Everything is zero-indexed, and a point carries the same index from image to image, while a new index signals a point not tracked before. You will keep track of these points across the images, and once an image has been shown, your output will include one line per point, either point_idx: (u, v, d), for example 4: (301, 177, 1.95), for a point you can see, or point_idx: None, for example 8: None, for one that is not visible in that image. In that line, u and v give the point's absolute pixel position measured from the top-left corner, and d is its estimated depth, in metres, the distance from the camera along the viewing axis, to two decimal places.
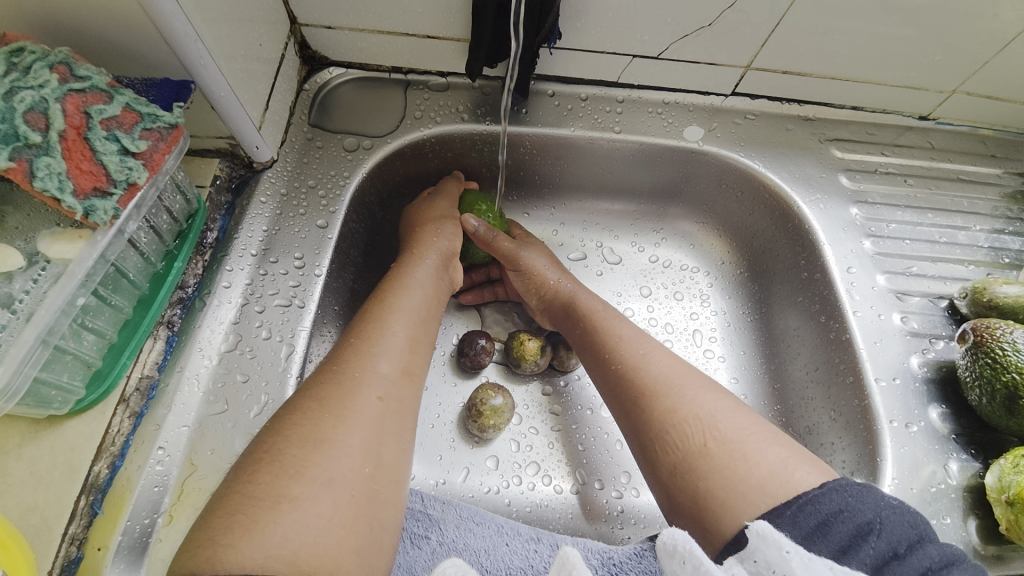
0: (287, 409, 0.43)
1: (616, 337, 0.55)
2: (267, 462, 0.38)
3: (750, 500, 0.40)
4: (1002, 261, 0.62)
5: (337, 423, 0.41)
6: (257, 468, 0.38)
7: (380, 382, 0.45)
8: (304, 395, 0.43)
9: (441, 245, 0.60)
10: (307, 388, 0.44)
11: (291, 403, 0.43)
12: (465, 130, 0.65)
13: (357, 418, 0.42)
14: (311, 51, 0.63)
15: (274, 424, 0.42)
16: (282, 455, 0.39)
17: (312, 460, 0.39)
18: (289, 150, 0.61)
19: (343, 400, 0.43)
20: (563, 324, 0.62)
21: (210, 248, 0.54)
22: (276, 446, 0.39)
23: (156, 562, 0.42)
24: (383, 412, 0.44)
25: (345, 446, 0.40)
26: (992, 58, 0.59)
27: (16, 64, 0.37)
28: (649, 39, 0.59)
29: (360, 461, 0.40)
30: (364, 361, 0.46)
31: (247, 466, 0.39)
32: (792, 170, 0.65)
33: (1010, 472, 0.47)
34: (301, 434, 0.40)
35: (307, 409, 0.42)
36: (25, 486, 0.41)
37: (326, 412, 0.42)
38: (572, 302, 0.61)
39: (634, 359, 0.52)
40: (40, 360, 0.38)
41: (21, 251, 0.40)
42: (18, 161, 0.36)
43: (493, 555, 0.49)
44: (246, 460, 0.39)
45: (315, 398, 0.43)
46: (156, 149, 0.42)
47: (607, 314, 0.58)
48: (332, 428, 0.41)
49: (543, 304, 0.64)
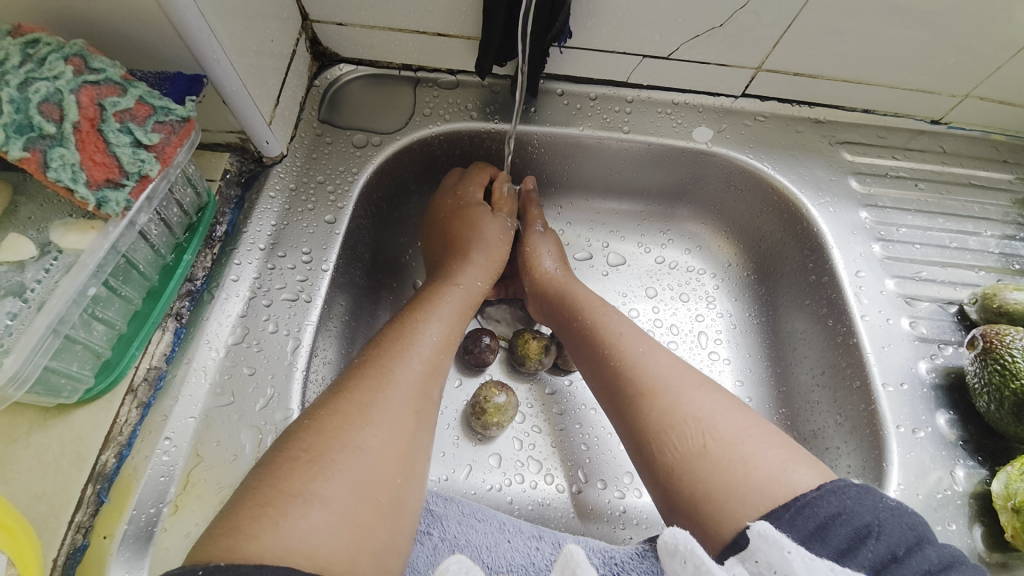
0: (321, 409, 0.43)
1: (615, 334, 0.55)
2: (303, 460, 0.39)
3: (750, 504, 0.39)
4: (1012, 268, 0.61)
5: (377, 431, 0.42)
6: (294, 466, 0.38)
7: (416, 395, 0.46)
8: (344, 396, 0.43)
9: (480, 256, 0.62)
10: (348, 390, 0.44)
11: (327, 403, 0.43)
12: (473, 128, 0.65)
13: (394, 426, 0.43)
14: (322, 47, 0.63)
15: (311, 421, 0.42)
16: (322, 457, 0.39)
17: (347, 463, 0.39)
18: (299, 146, 0.61)
19: (385, 408, 0.43)
20: (554, 317, 0.63)
21: (219, 242, 0.54)
22: (312, 446, 0.40)
23: (160, 553, 0.42)
24: (416, 426, 0.45)
25: (382, 455, 0.41)
26: (1005, 63, 0.58)
27: (31, 56, 0.37)
28: (660, 39, 0.59)
29: (391, 469, 0.41)
30: (404, 372, 0.46)
31: (282, 463, 0.39)
32: (800, 172, 0.65)
33: (1016, 479, 0.47)
34: (340, 438, 0.40)
35: (348, 412, 0.42)
36: (32, 474, 0.41)
37: (366, 419, 0.42)
38: (568, 295, 0.61)
39: (634, 356, 0.52)
40: (50, 348, 0.39)
41: (33, 240, 0.41)
42: (32, 152, 0.36)
43: (494, 551, 0.49)
44: (280, 454, 0.39)
45: (355, 402, 0.43)
46: (168, 142, 0.42)
47: (602, 312, 0.58)
48: (370, 436, 0.41)
49: (535, 293, 0.65)
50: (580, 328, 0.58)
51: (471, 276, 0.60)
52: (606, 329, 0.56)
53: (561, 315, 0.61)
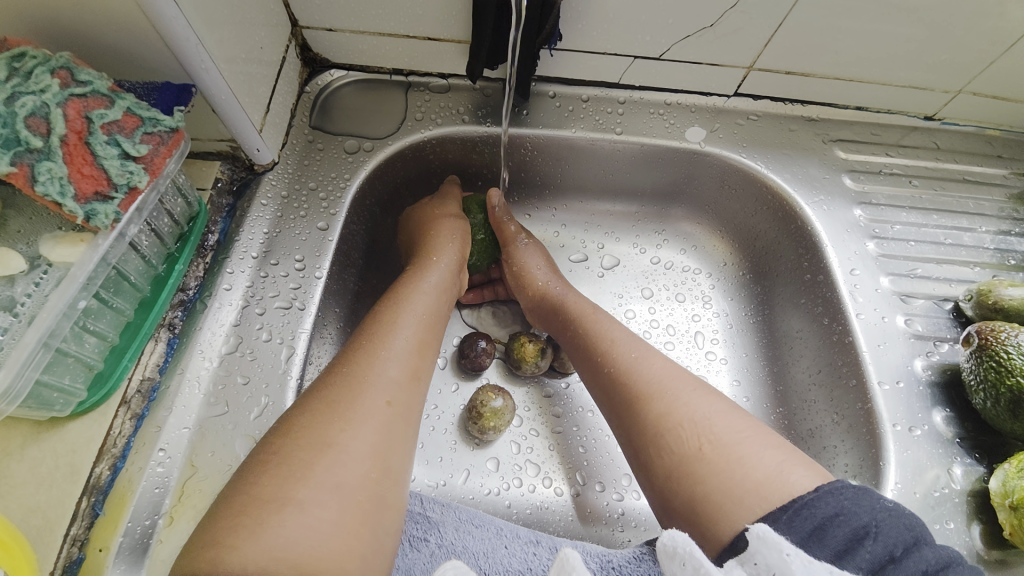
0: (295, 409, 0.43)
1: (609, 339, 0.55)
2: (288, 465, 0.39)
3: (746, 506, 0.39)
4: (1008, 263, 0.61)
5: (347, 427, 0.41)
6: (278, 471, 0.38)
7: (393, 388, 0.45)
8: (316, 395, 0.43)
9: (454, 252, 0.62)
10: (319, 389, 0.44)
11: (300, 404, 0.43)
12: (465, 132, 0.65)
13: (369, 422, 0.42)
14: (313, 53, 0.63)
15: (284, 423, 0.42)
16: (307, 463, 0.39)
17: (334, 469, 0.39)
18: (291, 153, 0.61)
19: (358, 405, 0.43)
20: (552, 325, 0.63)
21: (211, 251, 0.54)
22: (281, 448, 0.40)
23: (157, 564, 0.42)
24: (393, 419, 0.44)
25: (352, 450, 0.40)
26: (997, 58, 0.58)
27: (17, 69, 0.37)
28: (651, 40, 0.59)
29: (366, 466, 0.40)
30: (376, 365, 0.46)
31: (256, 468, 0.39)
32: (794, 171, 0.65)
33: (1014, 476, 0.47)
34: (309, 437, 0.40)
35: (319, 410, 0.42)
36: (27, 487, 0.41)
37: (335, 414, 0.42)
38: (563, 305, 0.61)
39: (628, 361, 0.52)
40: (41, 362, 0.39)
41: (23, 254, 0.40)
42: (20, 166, 0.36)
43: (492, 558, 0.48)
44: (254, 463, 0.39)
45: (325, 400, 0.43)
46: (157, 153, 0.42)
47: (598, 319, 0.58)
48: (344, 434, 0.41)
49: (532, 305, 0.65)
50: (576, 335, 0.58)
51: (444, 266, 0.60)
52: (601, 335, 0.56)
53: (558, 321, 0.61)
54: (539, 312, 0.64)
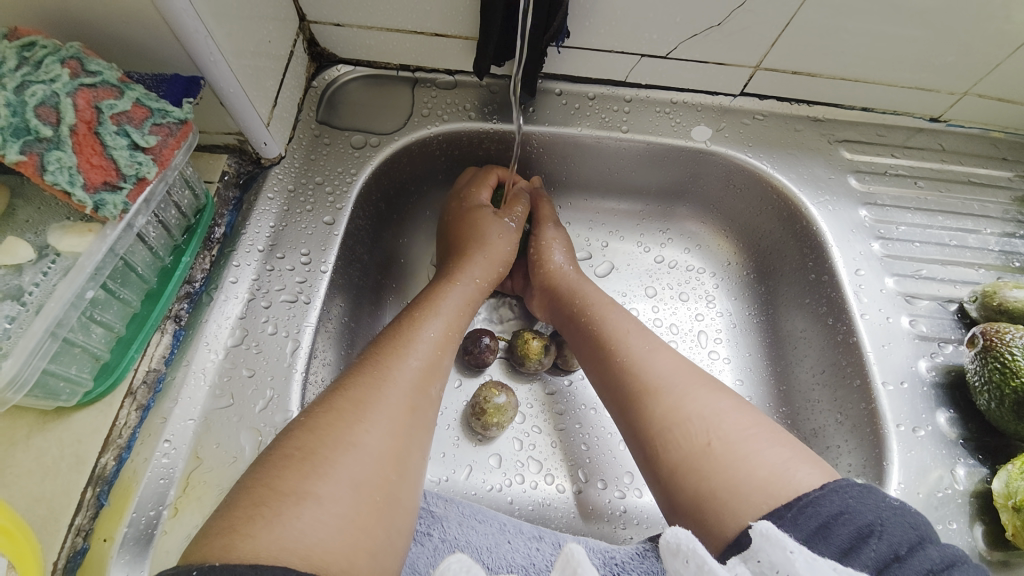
0: (316, 406, 0.43)
1: (620, 331, 0.55)
2: (296, 457, 0.39)
3: (753, 502, 0.39)
4: (1012, 265, 0.61)
5: (370, 428, 0.42)
6: (287, 462, 0.38)
7: (412, 391, 0.46)
8: (340, 392, 0.44)
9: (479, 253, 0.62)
10: (344, 387, 0.44)
11: (323, 400, 0.43)
12: (471, 128, 0.65)
13: (390, 425, 0.43)
14: (320, 48, 0.63)
15: (305, 419, 0.42)
16: (315, 454, 0.39)
17: (341, 460, 0.39)
18: (297, 147, 0.61)
19: (380, 405, 0.43)
20: (558, 315, 0.63)
21: (218, 243, 0.54)
22: (305, 443, 0.40)
23: (161, 554, 0.42)
24: (412, 422, 0.44)
25: (376, 452, 0.41)
26: (1004, 60, 0.58)
27: (27, 59, 0.37)
28: (657, 38, 0.59)
29: (384, 466, 0.41)
30: (402, 369, 0.47)
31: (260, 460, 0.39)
32: (800, 171, 0.65)
33: (1017, 477, 0.47)
34: (332, 434, 0.40)
35: (343, 408, 0.42)
36: (31, 477, 0.41)
37: (360, 415, 0.42)
38: (578, 292, 0.61)
39: (638, 353, 0.52)
40: (48, 352, 0.39)
41: (31, 244, 0.41)
42: (29, 155, 0.36)
43: (494, 553, 0.48)
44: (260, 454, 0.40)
45: (351, 399, 0.43)
46: (165, 144, 0.42)
47: (610, 309, 0.59)
48: (365, 433, 0.41)
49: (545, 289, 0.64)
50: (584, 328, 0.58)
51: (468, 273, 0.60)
52: (609, 326, 0.56)
53: (565, 313, 0.62)
54: (549, 295, 0.64)
